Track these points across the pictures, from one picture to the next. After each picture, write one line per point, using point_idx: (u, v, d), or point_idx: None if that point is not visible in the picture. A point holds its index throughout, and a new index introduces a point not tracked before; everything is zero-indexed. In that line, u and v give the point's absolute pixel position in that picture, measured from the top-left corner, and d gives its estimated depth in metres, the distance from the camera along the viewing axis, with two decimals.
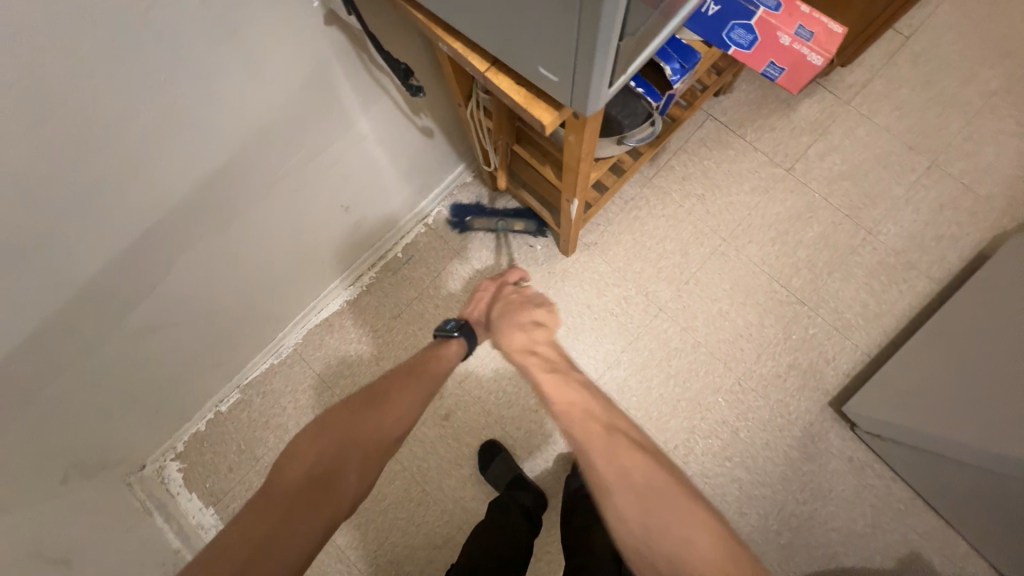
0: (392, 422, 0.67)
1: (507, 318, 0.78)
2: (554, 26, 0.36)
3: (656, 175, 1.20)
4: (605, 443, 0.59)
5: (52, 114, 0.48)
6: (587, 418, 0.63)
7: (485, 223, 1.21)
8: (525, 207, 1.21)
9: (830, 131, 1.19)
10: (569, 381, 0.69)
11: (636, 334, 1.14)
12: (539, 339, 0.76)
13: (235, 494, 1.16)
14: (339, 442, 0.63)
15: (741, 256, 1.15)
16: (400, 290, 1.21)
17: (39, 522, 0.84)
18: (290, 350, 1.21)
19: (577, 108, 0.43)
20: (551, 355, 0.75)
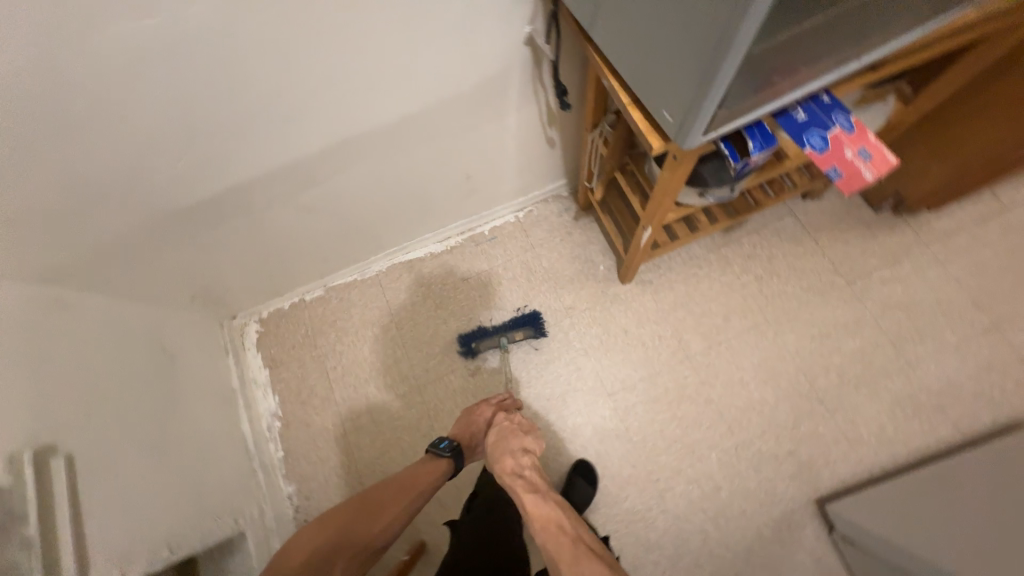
0: (378, 530, 0.82)
1: (503, 440, 0.92)
2: (679, 85, 0.54)
3: (725, 245, 1.34)
4: (569, 550, 0.67)
5: (352, 47, 0.74)
6: (562, 542, 0.69)
7: (491, 344, 1.32)
8: (522, 315, 1.34)
9: (900, 262, 1.26)
10: (549, 502, 0.77)
11: (658, 370, 1.26)
12: (526, 463, 0.86)
13: (289, 366, 1.40)
14: (331, 544, 0.76)
15: (778, 340, 1.25)
16: (476, 259, 1.43)
17: (157, 318, 1.15)
18: (373, 274, 1.45)
19: (677, 141, 0.59)
20: (536, 479, 0.83)
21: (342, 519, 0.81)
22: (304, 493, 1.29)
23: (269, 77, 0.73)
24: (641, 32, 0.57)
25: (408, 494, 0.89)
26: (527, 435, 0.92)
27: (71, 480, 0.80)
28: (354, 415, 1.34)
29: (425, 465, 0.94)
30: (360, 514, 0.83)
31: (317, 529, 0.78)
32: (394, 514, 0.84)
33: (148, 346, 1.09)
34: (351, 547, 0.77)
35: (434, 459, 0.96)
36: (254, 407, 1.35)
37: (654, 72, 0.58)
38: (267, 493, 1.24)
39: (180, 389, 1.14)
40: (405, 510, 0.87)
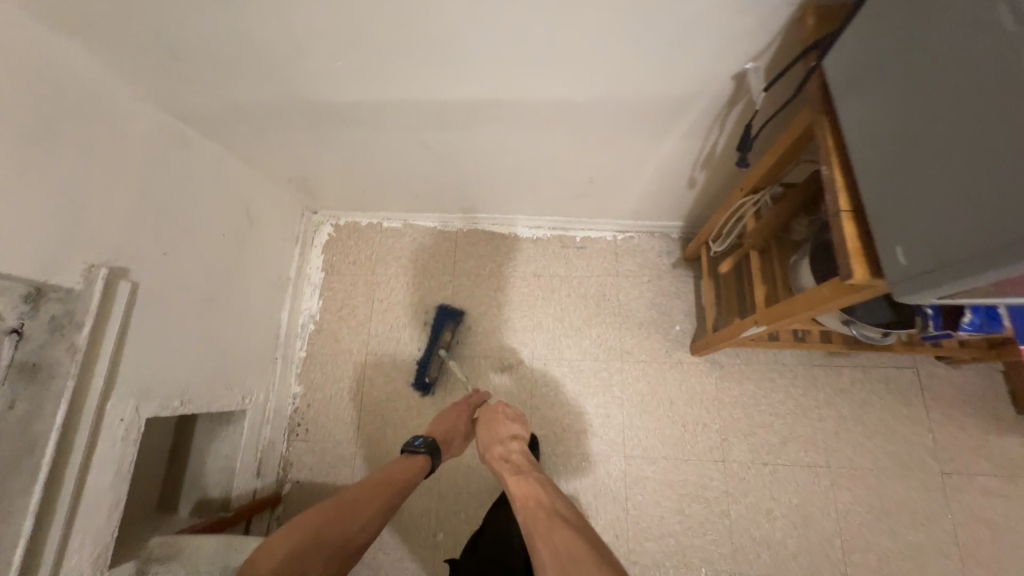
0: (356, 529, 0.80)
1: (490, 430, 1.00)
2: (940, 235, 0.40)
3: (820, 365, 1.18)
4: (544, 519, 0.74)
5: (554, 19, 0.64)
6: (538, 514, 0.77)
7: (438, 367, 1.28)
8: (434, 322, 1.29)
9: (1017, 481, 1.06)
10: (530, 480, 0.85)
11: (685, 456, 1.16)
12: (513, 449, 0.95)
13: (342, 278, 1.42)
14: (305, 540, 0.73)
15: (829, 491, 1.10)
16: (555, 260, 1.36)
17: (251, 187, 1.18)
18: (453, 229, 1.42)
19: (891, 289, 0.46)
20: (521, 462, 0.91)
21: (319, 510, 0.79)
22: (307, 399, 1.33)
23: (459, 19, 0.66)
24: (927, 142, 0.42)
25: (387, 490, 0.88)
26: (514, 424, 1.01)
27: (128, 306, 0.85)
28: (379, 352, 1.35)
29: (400, 463, 0.94)
30: (337, 512, 0.80)
31: (292, 524, 0.75)
32: (377, 506, 0.85)
33: (234, 209, 1.13)
34: (321, 553, 0.74)
35: (411, 457, 0.96)
36: (298, 302, 1.39)
37: (910, 196, 0.43)
38: (278, 384, 1.28)
39: (245, 259, 1.18)
40: (387, 505, 0.86)
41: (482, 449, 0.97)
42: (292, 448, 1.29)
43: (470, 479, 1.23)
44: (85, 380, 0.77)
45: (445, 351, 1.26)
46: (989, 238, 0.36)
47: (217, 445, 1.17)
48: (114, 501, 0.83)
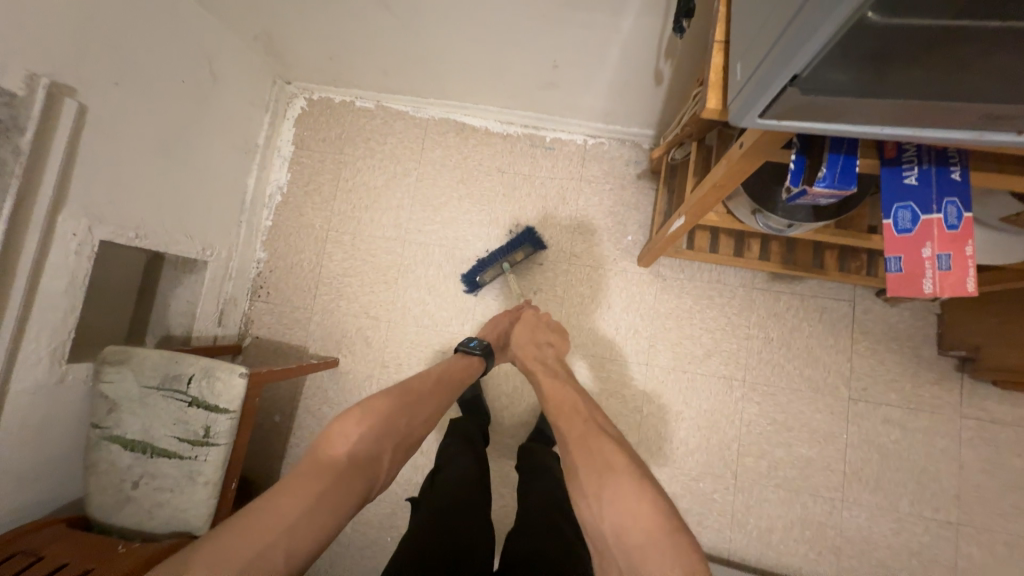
0: (418, 421, 0.82)
1: (530, 332, 1.05)
2: (762, 36, 0.41)
3: (760, 290, 1.19)
4: (580, 428, 0.76)
5: None
6: (575, 425, 0.78)
7: (495, 274, 1.26)
8: (517, 236, 1.25)
9: (918, 414, 1.10)
10: (567, 388, 0.89)
11: (612, 357, 1.22)
12: (549, 356, 1.00)
13: (311, 154, 1.43)
14: (374, 438, 0.72)
15: (739, 403, 1.16)
16: (521, 158, 1.34)
17: (217, 38, 1.15)
18: (424, 117, 1.40)
19: (734, 113, 0.48)
20: (556, 369, 0.96)
21: (400, 415, 0.79)
22: (270, 265, 1.39)
23: None
24: None
25: (447, 389, 0.91)
26: (549, 331, 1.07)
27: (76, 126, 0.87)
28: (339, 229, 1.39)
29: (464, 360, 0.99)
30: (410, 401, 0.82)
31: (375, 414, 0.75)
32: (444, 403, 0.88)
33: (194, 56, 1.10)
34: (397, 437, 0.76)
35: (465, 356, 1.02)
36: (266, 172, 1.41)
37: (757, 2, 0.44)
38: (241, 246, 1.35)
39: (209, 115, 1.18)
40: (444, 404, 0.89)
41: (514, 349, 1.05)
42: (254, 307, 1.38)
43: (411, 355, 1.31)
44: (31, 188, 0.81)
45: (509, 262, 1.24)
46: (798, 1, 0.35)
47: (180, 290, 1.26)
48: (68, 307, 0.91)
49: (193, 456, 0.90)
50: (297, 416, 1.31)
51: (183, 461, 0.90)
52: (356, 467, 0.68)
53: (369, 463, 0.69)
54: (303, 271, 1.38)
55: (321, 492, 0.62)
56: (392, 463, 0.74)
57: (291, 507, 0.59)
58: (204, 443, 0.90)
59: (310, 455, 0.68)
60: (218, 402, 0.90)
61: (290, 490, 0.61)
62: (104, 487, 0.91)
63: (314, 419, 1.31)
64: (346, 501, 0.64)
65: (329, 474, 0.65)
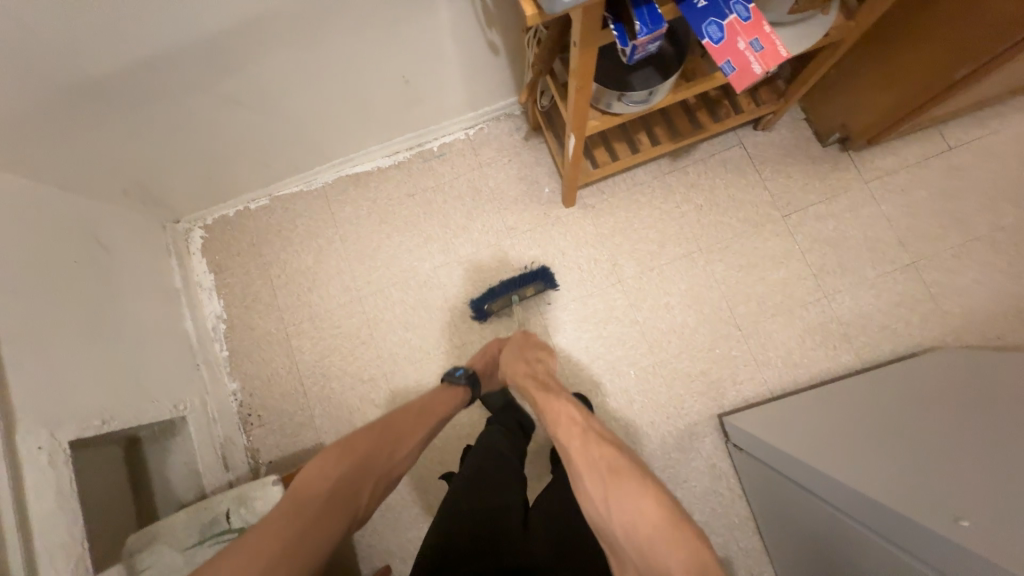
0: (401, 454, 0.87)
1: (519, 354, 1.04)
2: None
3: (670, 173, 1.33)
4: (579, 437, 0.77)
5: None
6: (573, 432, 0.79)
7: (502, 304, 1.28)
8: (532, 271, 1.28)
9: (838, 198, 1.27)
10: (601, 443, 0.75)
11: (589, 292, 1.30)
12: (539, 369, 0.99)
13: (234, 272, 1.42)
14: (352, 475, 0.79)
15: (707, 269, 1.27)
16: (422, 175, 1.42)
17: (89, 209, 1.14)
18: (319, 186, 1.44)
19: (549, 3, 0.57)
20: (548, 380, 0.95)
21: (378, 447, 0.84)
22: (248, 390, 1.36)
23: None
24: None
25: (430, 413, 0.95)
26: (537, 349, 1.06)
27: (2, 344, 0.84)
28: (296, 321, 1.38)
29: (444, 391, 1.00)
30: (391, 433, 0.87)
31: (359, 448, 0.82)
32: (431, 425, 0.93)
33: (77, 234, 1.08)
34: (376, 471, 0.82)
35: (451, 386, 1.03)
36: (199, 310, 1.38)
37: None
38: (211, 387, 1.31)
39: (118, 282, 1.16)
40: (430, 432, 0.93)
41: (507, 374, 1.01)
42: (253, 436, 1.34)
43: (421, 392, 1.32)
44: None
45: (519, 294, 1.27)
46: None
47: (173, 457, 1.20)
48: (69, 521, 0.86)
49: None
50: None
51: None
52: (335, 501, 0.75)
53: (345, 497, 0.76)
54: (282, 377, 1.36)
55: (310, 521, 0.71)
56: (372, 500, 0.82)
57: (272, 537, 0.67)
58: None
59: (294, 493, 0.75)
60: None
61: (285, 520, 0.70)
62: None
63: None
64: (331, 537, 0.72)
65: (311, 510, 0.72)
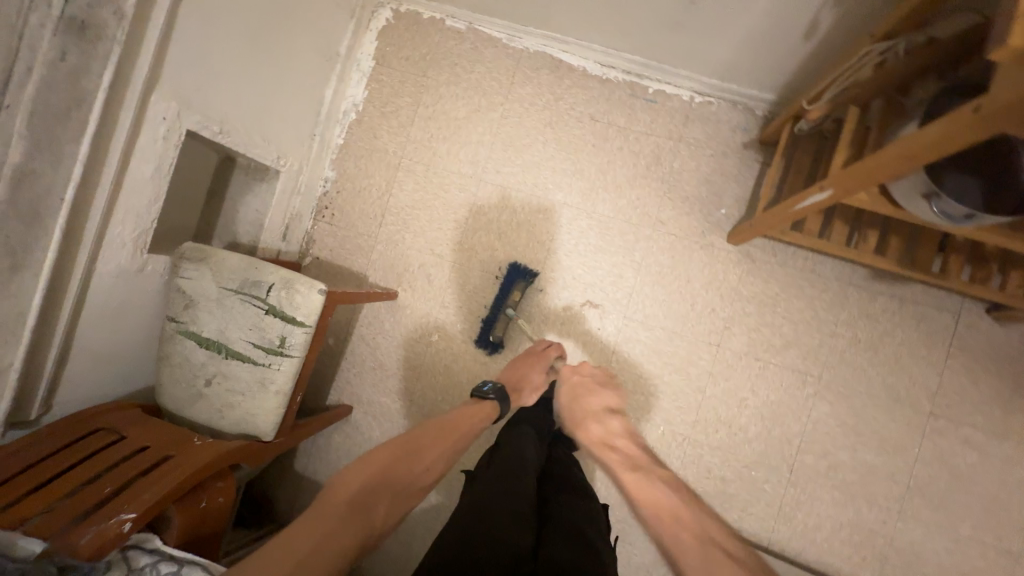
0: (422, 468, 0.75)
1: (579, 400, 0.95)
2: None
3: (855, 287, 1.12)
4: (690, 539, 0.64)
5: None
6: (681, 535, 0.65)
7: (503, 326, 1.22)
8: (509, 276, 1.23)
9: (1002, 440, 1.05)
10: (653, 482, 0.74)
11: (681, 334, 1.17)
12: (616, 433, 0.87)
13: (393, 72, 1.32)
14: (376, 484, 0.67)
15: (808, 398, 1.12)
16: (619, 107, 1.23)
17: None
18: (519, 47, 1.28)
19: None
20: (627, 449, 0.83)
21: (403, 456, 0.73)
22: (337, 186, 1.34)
23: None
24: None
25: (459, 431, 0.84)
26: (594, 392, 0.96)
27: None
28: (413, 158, 1.31)
29: (470, 407, 0.91)
30: (410, 446, 0.76)
31: (376, 461, 0.70)
32: (462, 444, 0.83)
33: None
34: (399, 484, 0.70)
35: (477, 403, 0.93)
36: (344, 86, 1.32)
37: None
38: (312, 161, 1.29)
39: (300, 10, 1.09)
40: (456, 451, 0.81)
41: (575, 429, 0.91)
42: (317, 227, 1.34)
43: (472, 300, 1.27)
44: (129, 61, 0.76)
45: (512, 308, 1.19)
46: None
47: (250, 197, 1.22)
48: (152, 195, 0.88)
49: (266, 365, 0.89)
50: (351, 341, 1.31)
51: (256, 366, 0.89)
52: (357, 513, 0.63)
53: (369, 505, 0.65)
54: (370, 197, 1.33)
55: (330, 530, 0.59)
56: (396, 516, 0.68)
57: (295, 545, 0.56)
58: (278, 353, 0.89)
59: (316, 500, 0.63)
60: (297, 315, 0.88)
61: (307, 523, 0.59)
62: (176, 380, 0.91)
63: (367, 347, 1.30)
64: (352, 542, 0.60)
65: (331, 516, 0.61)
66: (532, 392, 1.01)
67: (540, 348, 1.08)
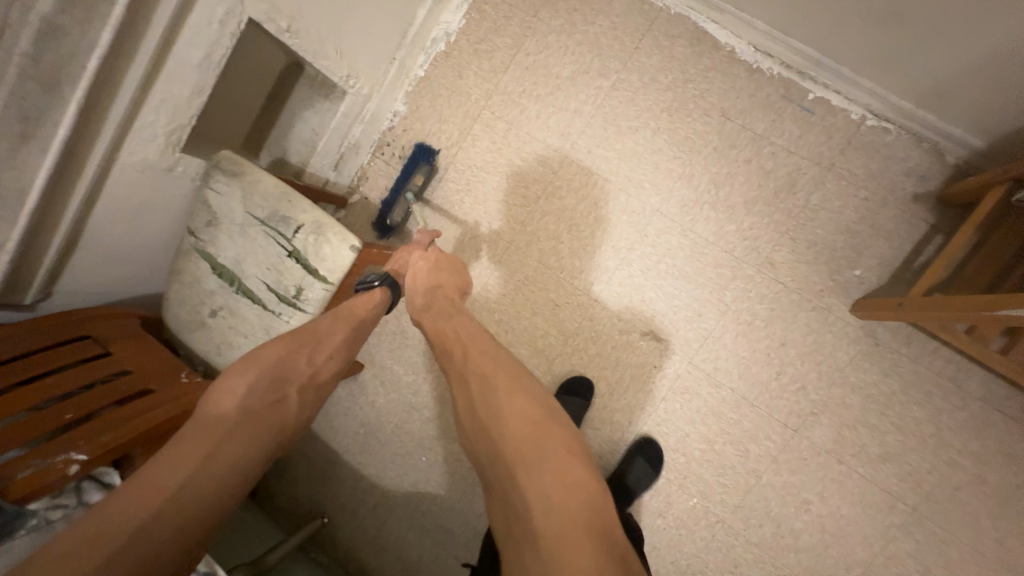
0: (321, 358, 0.71)
1: (429, 274, 0.81)
2: None
3: (1005, 416, 0.86)
4: (505, 417, 0.62)
5: None
6: (504, 409, 0.63)
7: (402, 210, 1.14)
8: (409, 160, 1.15)
9: None
10: (510, 395, 0.65)
11: (753, 402, 0.96)
12: (458, 309, 0.78)
13: (499, 3, 1.11)
14: (264, 390, 0.65)
15: (890, 526, 0.90)
16: (763, 108, 0.97)
17: None
18: (659, 4, 1.02)
19: None
20: (467, 333, 0.73)
21: (295, 352, 0.69)
22: (405, 124, 1.17)
23: None
24: None
25: (352, 319, 0.75)
26: (453, 272, 0.83)
27: None
28: (496, 112, 1.12)
29: (357, 298, 0.78)
30: (297, 338, 0.70)
31: (257, 369, 0.65)
32: (358, 332, 0.76)
33: None
34: (293, 380, 0.68)
35: (364, 291, 0.80)
36: (440, 8, 1.12)
37: None
38: (386, 90, 1.12)
39: None
40: (356, 340, 0.76)
41: (410, 305, 0.80)
42: (373, 163, 1.20)
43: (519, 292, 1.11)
44: None
45: (412, 192, 1.13)
46: None
47: (310, 113, 1.08)
48: (195, 87, 0.75)
49: (277, 313, 0.78)
50: None
51: (267, 312, 0.78)
52: (245, 429, 0.61)
53: (257, 417, 0.63)
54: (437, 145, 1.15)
55: (216, 446, 0.58)
56: (303, 411, 0.69)
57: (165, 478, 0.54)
58: (292, 305, 0.78)
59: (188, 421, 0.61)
60: (320, 268, 0.76)
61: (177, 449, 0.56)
62: (184, 300, 0.82)
63: (393, 309, 1.18)
64: (253, 449, 0.61)
65: (213, 435, 0.59)
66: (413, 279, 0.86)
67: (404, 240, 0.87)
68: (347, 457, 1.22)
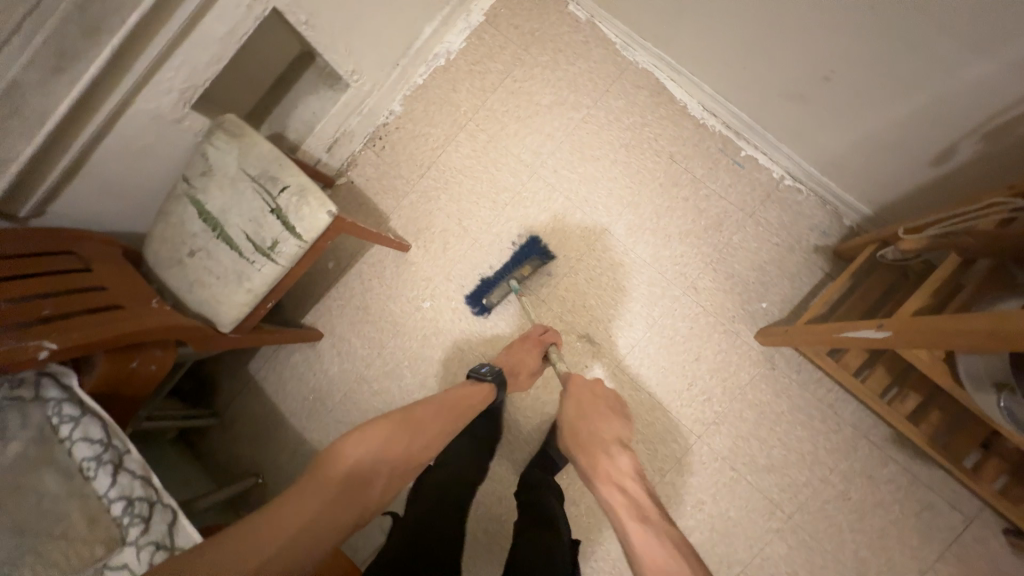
0: (421, 446, 0.80)
1: (581, 403, 0.88)
2: None
3: (868, 441, 1.00)
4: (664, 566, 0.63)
5: None
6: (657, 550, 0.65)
7: (500, 293, 1.16)
8: (527, 248, 1.18)
9: None
10: (651, 536, 0.67)
11: (667, 408, 1.08)
12: (620, 456, 0.81)
13: (497, 35, 1.27)
14: (373, 459, 0.73)
15: (767, 529, 1.01)
16: (704, 157, 1.14)
17: None
18: (630, 59, 1.20)
19: None
20: (627, 467, 0.79)
21: (404, 432, 0.78)
22: (399, 123, 1.30)
23: None
24: None
25: (455, 413, 0.86)
26: (603, 404, 0.89)
27: None
28: (481, 125, 1.26)
29: (466, 386, 0.92)
30: (409, 422, 0.80)
31: (374, 437, 0.74)
32: (452, 427, 0.85)
33: None
34: (394, 459, 0.75)
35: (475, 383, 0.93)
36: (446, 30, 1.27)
37: None
38: (386, 90, 1.26)
39: None
40: (450, 429, 0.85)
41: (566, 426, 0.88)
42: (363, 153, 1.31)
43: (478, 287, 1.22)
44: None
45: (517, 281, 1.15)
46: None
47: (313, 99, 1.20)
48: (215, 55, 0.86)
49: (250, 260, 0.87)
50: (347, 273, 1.28)
51: (240, 258, 0.87)
52: (348, 492, 0.68)
53: (367, 484, 0.71)
54: (425, 146, 1.28)
55: (321, 504, 0.65)
56: (392, 489, 0.75)
57: (286, 521, 0.61)
58: (265, 254, 0.87)
59: (315, 471, 0.69)
60: (296, 225, 0.85)
61: (298, 498, 0.64)
62: (166, 237, 0.90)
63: (360, 286, 1.27)
64: (350, 513, 0.67)
65: (327, 495, 0.66)
66: (528, 378, 0.98)
67: (535, 333, 1.02)
68: (291, 420, 1.28)
